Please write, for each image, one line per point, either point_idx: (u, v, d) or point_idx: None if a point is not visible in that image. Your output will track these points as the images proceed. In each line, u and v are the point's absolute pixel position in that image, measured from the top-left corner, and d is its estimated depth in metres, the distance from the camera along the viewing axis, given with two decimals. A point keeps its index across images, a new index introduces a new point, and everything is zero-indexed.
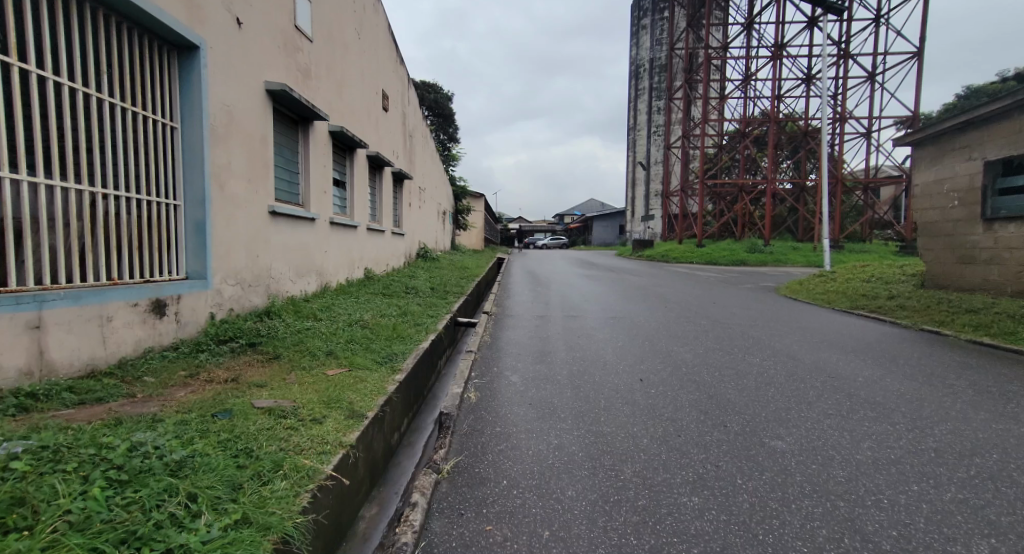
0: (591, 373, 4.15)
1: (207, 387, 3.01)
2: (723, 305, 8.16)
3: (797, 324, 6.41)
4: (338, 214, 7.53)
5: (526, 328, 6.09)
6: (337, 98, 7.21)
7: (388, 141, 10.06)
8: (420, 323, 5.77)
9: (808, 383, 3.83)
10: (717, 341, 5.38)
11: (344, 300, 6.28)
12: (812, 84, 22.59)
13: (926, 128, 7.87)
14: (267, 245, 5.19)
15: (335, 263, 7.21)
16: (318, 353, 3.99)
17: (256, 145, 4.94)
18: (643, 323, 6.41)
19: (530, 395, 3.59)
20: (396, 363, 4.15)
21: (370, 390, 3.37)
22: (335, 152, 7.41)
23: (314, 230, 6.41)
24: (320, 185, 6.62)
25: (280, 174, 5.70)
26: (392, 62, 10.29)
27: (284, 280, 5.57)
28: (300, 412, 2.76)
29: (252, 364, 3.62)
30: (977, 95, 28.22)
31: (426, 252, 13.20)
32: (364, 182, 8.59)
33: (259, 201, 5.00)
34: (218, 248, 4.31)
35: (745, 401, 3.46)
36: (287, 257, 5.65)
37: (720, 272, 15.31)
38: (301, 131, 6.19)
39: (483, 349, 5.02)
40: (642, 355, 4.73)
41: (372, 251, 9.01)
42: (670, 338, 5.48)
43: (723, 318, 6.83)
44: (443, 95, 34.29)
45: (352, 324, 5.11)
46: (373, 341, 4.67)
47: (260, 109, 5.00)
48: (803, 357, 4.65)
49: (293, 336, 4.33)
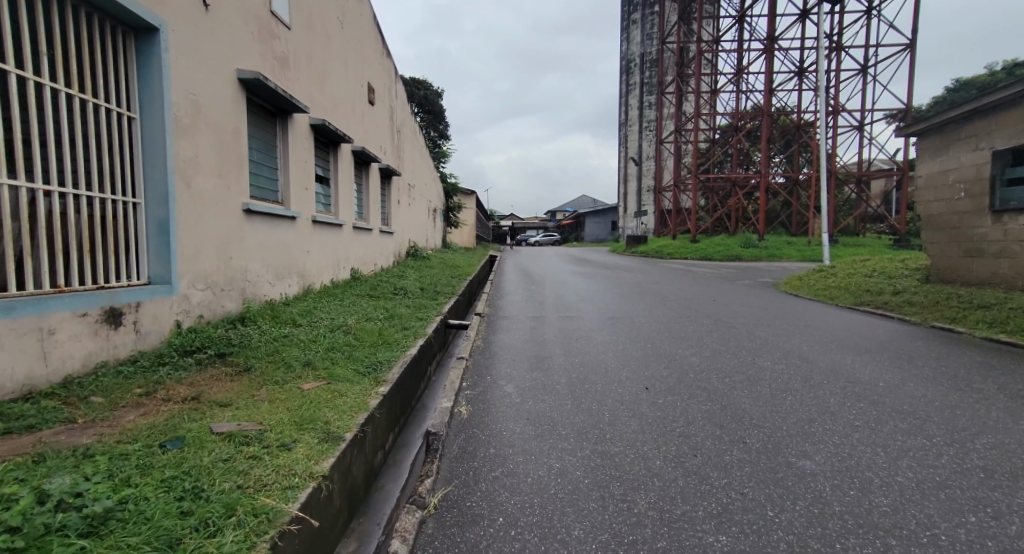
0: (592, 381, 3.84)
1: (163, 409, 2.65)
2: (724, 303, 7.90)
3: (803, 322, 6.14)
4: (321, 212, 7.15)
5: (521, 331, 5.76)
6: (319, 89, 6.83)
7: (374, 136, 9.68)
8: (407, 327, 5.43)
9: (826, 390, 3.55)
10: (723, 342, 5.10)
11: (327, 303, 5.93)
12: (805, 76, 22.41)
13: (930, 117, 7.64)
14: (243, 246, 4.84)
15: (319, 264, 6.85)
16: (294, 365, 3.65)
17: (227, 138, 4.57)
18: (643, 323, 6.11)
19: (527, 408, 3.27)
20: (381, 374, 3.82)
21: (350, 407, 3.04)
22: (318, 147, 7.03)
23: (294, 229, 6.04)
24: (300, 182, 6.24)
25: (256, 169, 5.33)
26: (378, 54, 9.91)
27: (263, 283, 5.22)
28: (267, 438, 2.41)
29: (220, 379, 3.27)
30: (967, 87, 28.20)
31: (417, 251, 12.84)
32: (349, 178, 8.22)
33: (233, 199, 4.65)
34: (185, 250, 3.94)
35: (763, 412, 3.17)
36: (264, 258, 5.29)
37: (716, 268, 15.07)
38: (279, 124, 5.82)
39: (475, 355, 4.69)
40: (645, 360, 4.43)
41: (359, 250, 8.64)
42: (673, 340, 5.19)
43: (726, 317, 6.56)
44: (433, 92, 33.86)
45: (333, 330, 4.76)
46: (355, 348, 4.32)
47: (231, 100, 4.62)
48: (816, 359, 4.37)
49: (268, 345, 3.97)
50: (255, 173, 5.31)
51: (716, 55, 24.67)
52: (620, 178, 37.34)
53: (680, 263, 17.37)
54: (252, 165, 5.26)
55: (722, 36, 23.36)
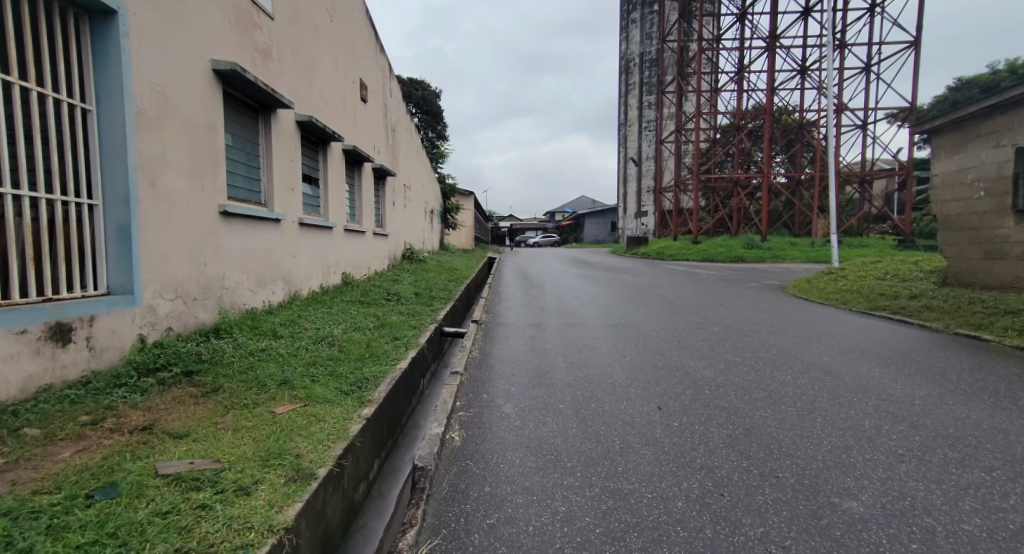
0: (598, 400, 3.49)
1: (106, 442, 2.28)
2: (731, 308, 7.56)
3: (819, 330, 5.78)
4: (309, 213, 6.79)
5: (520, 341, 5.40)
6: (306, 85, 6.49)
7: (367, 135, 9.34)
8: (399, 337, 5.08)
9: (858, 410, 3.20)
10: (736, 352, 4.75)
11: (313, 311, 5.57)
12: (807, 75, 22.12)
13: (947, 113, 7.30)
14: (219, 251, 4.49)
15: (307, 269, 6.50)
16: (267, 384, 3.29)
17: (201, 134, 4.23)
18: (650, 331, 5.75)
19: (527, 434, 2.92)
20: (366, 393, 3.46)
21: (326, 436, 2.68)
22: (305, 145, 6.69)
23: (279, 232, 5.69)
24: (286, 182, 5.89)
25: (235, 169, 4.97)
26: (371, 50, 9.56)
27: (242, 290, 4.86)
28: (221, 481, 2.04)
29: (182, 403, 2.91)
30: (970, 86, 27.86)
31: (412, 253, 12.48)
32: (340, 178, 7.87)
33: (207, 200, 4.29)
34: (150, 256, 3.59)
35: (792, 437, 2.82)
36: (245, 263, 4.93)
37: (719, 270, 14.72)
38: (261, 121, 5.46)
39: (470, 369, 4.33)
40: (655, 375, 4.08)
41: (351, 254, 8.27)
42: (682, 350, 4.84)
43: (737, 324, 6.21)
44: (431, 92, 33.56)
45: (317, 342, 4.40)
46: (339, 364, 3.97)
47: (204, 93, 4.27)
48: (841, 372, 4.02)
49: (242, 361, 3.61)
50: (233, 173, 4.95)
51: (717, 53, 24.38)
52: (620, 179, 37.04)
53: (682, 264, 17.01)
54: (231, 164, 4.90)
55: (723, 35, 23.08)
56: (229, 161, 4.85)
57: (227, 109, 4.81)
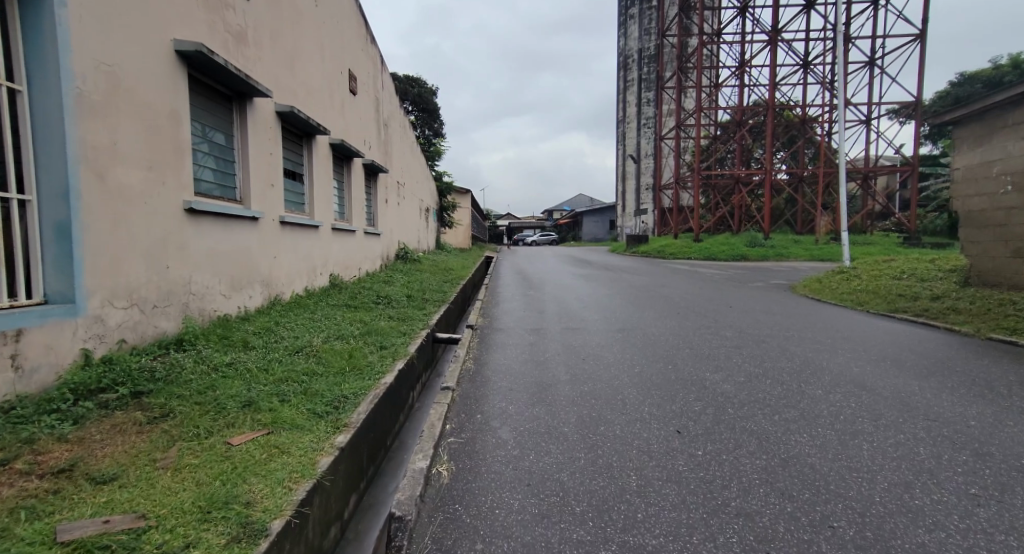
0: (608, 422, 3.07)
1: (7, 493, 1.85)
2: (742, 310, 7.15)
3: (840, 335, 5.37)
4: (292, 211, 6.35)
5: (519, 349, 4.98)
6: (287, 73, 6.04)
7: (357, 128, 8.89)
8: (385, 346, 4.65)
9: (908, 434, 2.78)
10: (755, 362, 4.33)
11: (294, 318, 5.13)
12: (809, 70, 21.71)
13: (970, 103, 6.86)
14: (184, 253, 4.05)
15: (289, 271, 6.06)
16: (226, 407, 2.84)
17: (161, 123, 3.78)
18: (659, 337, 5.33)
19: (527, 468, 2.49)
20: (343, 415, 3.03)
21: (289, 474, 2.24)
22: (287, 138, 6.25)
23: (256, 232, 5.24)
24: (264, 177, 5.45)
25: (204, 161, 4.52)
26: (361, 39, 9.11)
27: (212, 295, 4.42)
28: (141, 546, 1.63)
29: (122, 432, 2.47)
30: (972, 81, 27.42)
31: (407, 252, 12.05)
32: (326, 174, 7.42)
33: (169, 197, 3.85)
34: (99, 259, 3.16)
35: (839, 472, 2.40)
36: (214, 265, 4.49)
37: (722, 269, 14.29)
38: (235, 110, 5.02)
39: (463, 383, 3.90)
40: (670, 390, 3.65)
41: (339, 255, 7.82)
42: (696, 359, 4.42)
43: (750, 328, 5.79)
44: (427, 90, 33.13)
45: (293, 354, 3.96)
46: (315, 380, 3.53)
47: (165, 76, 3.83)
48: (876, 387, 3.61)
49: (203, 378, 3.17)
50: (202, 166, 4.50)
51: (717, 48, 23.99)
52: (619, 176, 36.66)
53: (684, 263, 16.58)
54: (198, 155, 4.45)
55: (723, 29, 22.68)
56: (196, 152, 4.39)
57: (193, 95, 4.36)
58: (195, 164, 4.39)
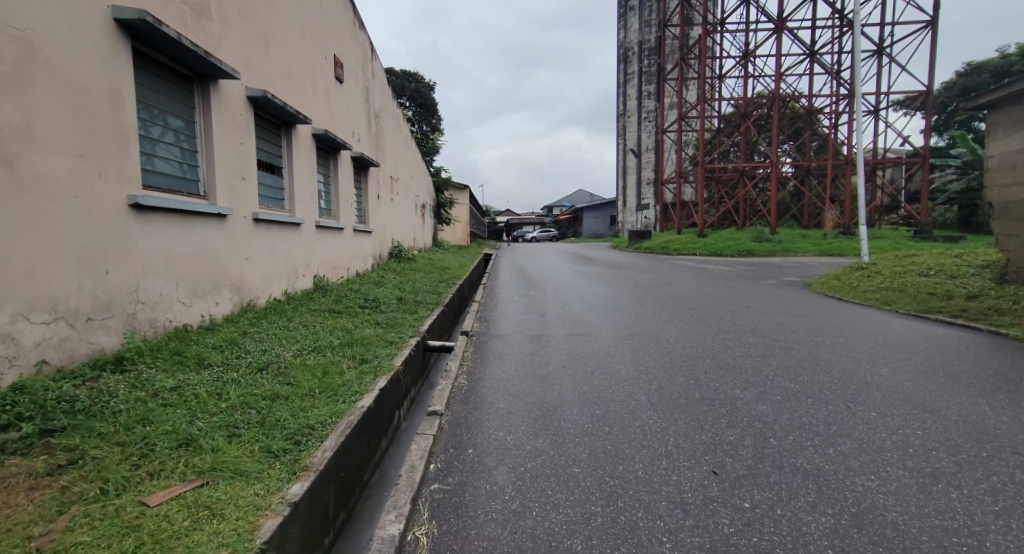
0: (627, 459, 2.52)
1: None
2: (760, 312, 6.61)
3: (876, 341, 4.83)
4: (269, 208, 5.79)
5: (518, 361, 4.42)
6: (259, 55, 5.46)
7: (345, 119, 8.32)
8: (366, 359, 4.09)
9: (1002, 476, 2.24)
10: (788, 375, 3.79)
11: (268, 326, 4.58)
12: (816, 59, 21.09)
13: (1008, 84, 6.28)
14: (129, 256, 3.48)
15: (265, 273, 5.51)
16: (153, 450, 2.27)
17: (97, 102, 3.23)
18: (675, 346, 4.77)
19: (529, 532, 1.94)
20: (303, 454, 2.48)
21: (214, 549, 1.70)
22: (262, 127, 5.68)
23: (224, 231, 4.69)
24: (234, 170, 4.90)
25: (165, 153, 4.08)
26: (348, 23, 8.53)
27: (167, 303, 3.87)
28: None
29: (9, 487, 1.92)
30: (979, 70, 26.62)
31: (401, 250, 11.49)
32: (309, 167, 6.86)
33: (107, 191, 3.29)
34: (9, 265, 2.62)
35: (933, 536, 1.85)
36: (171, 269, 3.94)
37: (730, 265, 13.69)
38: (196, 93, 4.47)
39: (454, 405, 3.35)
40: (696, 413, 3.11)
41: (324, 255, 7.26)
42: (720, 373, 3.88)
43: (774, 334, 5.24)
44: (424, 84, 32.50)
45: (255, 373, 3.39)
46: (277, 407, 2.97)
47: (101, 47, 3.27)
48: (939, 407, 3.06)
49: (136, 408, 2.61)
50: (162, 157, 4.06)
51: (720, 38, 23.38)
52: (620, 171, 36.07)
53: (689, 260, 16.02)
54: (158, 146, 4.00)
55: (726, 18, 22.04)
56: (155, 143, 3.94)
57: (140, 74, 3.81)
58: (154, 156, 3.95)
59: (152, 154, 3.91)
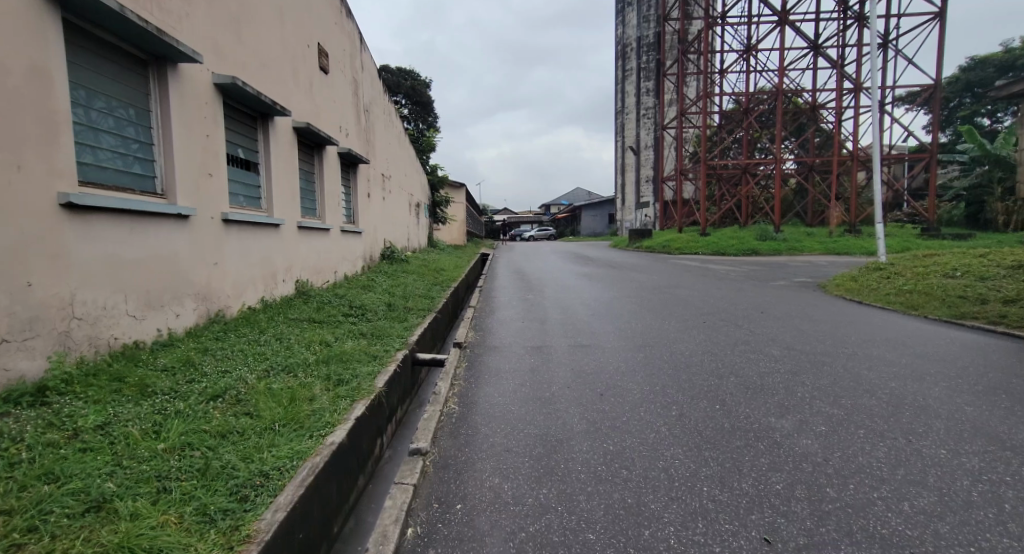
0: (657, 522, 2.01)
1: None
2: (777, 318, 6.12)
3: (914, 354, 4.34)
4: (242, 209, 5.26)
5: (517, 379, 3.92)
6: (230, 39, 4.94)
7: (331, 113, 7.79)
8: (342, 380, 3.58)
9: None
10: (827, 398, 3.29)
11: (235, 341, 4.06)
12: (820, 52, 20.59)
13: None
14: (60, 263, 2.95)
15: (237, 280, 4.98)
16: (43, 523, 1.74)
17: (17, 82, 2.72)
18: (691, 360, 4.28)
19: None
20: (246, 520, 1.96)
21: None
22: (233, 118, 5.16)
23: (187, 234, 4.17)
24: (198, 166, 4.38)
25: (122, 147, 3.66)
26: (334, 10, 7.99)
27: (112, 318, 3.35)
28: None
29: None
30: (983, 65, 26.10)
31: (393, 252, 10.96)
32: (289, 163, 6.34)
33: (28, 187, 2.76)
34: None
35: None
36: (118, 279, 3.41)
37: (737, 265, 13.17)
38: (151, 78, 3.95)
39: (442, 440, 2.85)
40: (729, 450, 2.62)
41: (308, 259, 6.74)
42: (748, 395, 3.38)
43: (799, 345, 4.74)
44: (420, 81, 32.00)
45: (208, 403, 2.87)
46: (226, 447, 2.46)
47: (24, 19, 2.77)
48: (1019, 443, 2.58)
49: (40, 459, 2.07)
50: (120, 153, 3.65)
51: (722, 32, 22.86)
52: (618, 169, 35.57)
53: (693, 259, 15.53)
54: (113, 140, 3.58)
55: (728, 12, 21.56)
56: (129, 141, 3.73)
57: (96, 61, 3.45)
58: (103, 150, 3.49)
59: (131, 153, 3.73)
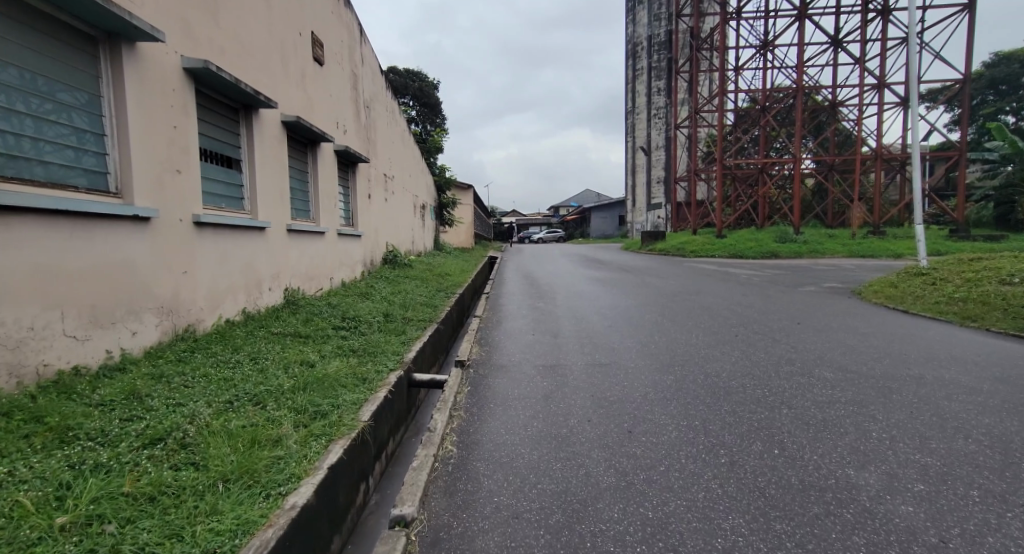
0: None
1: None
2: (818, 330, 5.47)
3: (996, 377, 3.69)
4: (220, 210, 4.71)
5: (528, 409, 3.31)
6: (202, 18, 4.37)
7: (326, 107, 7.24)
8: (320, 414, 2.99)
9: None
10: (912, 441, 2.66)
11: (199, 363, 3.49)
12: (841, 47, 19.83)
13: None
14: None
15: (212, 289, 4.43)
16: None
17: None
18: (731, 386, 3.64)
19: None
20: None
21: None
22: (208, 108, 4.61)
23: (148, 239, 3.62)
24: (162, 162, 3.83)
25: (62, 136, 3.12)
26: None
27: (42, 340, 2.79)
28: None
29: None
30: (1009, 61, 25.11)
31: (397, 256, 10.40)
32: (277, 160, 5.77)
33: None
34: None
35: None
36: (50, 296, 2.84)
37: (759, 269, 12.49)
38: (102, 58, 3.41)
39: (437, 499, 2.26)
40: (808, 523, 1.99)
41: (299, 264, 6.19)
42: (812, 436, 2.76)
43: (853, 366, 4.09)
44: (428, 82, 31.52)
45: (141, 452, 2.28)
46: (146, 519, 1.87)
47: None
48: None
49: None
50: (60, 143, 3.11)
51: (738, 28, 22.16)
52: (629, 171, 34.86)
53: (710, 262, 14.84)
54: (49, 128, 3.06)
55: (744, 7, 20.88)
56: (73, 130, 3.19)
57: (25, 35, 2.92)
58: (32, 138, 2.96)
59: (74, 144, 3.20)
